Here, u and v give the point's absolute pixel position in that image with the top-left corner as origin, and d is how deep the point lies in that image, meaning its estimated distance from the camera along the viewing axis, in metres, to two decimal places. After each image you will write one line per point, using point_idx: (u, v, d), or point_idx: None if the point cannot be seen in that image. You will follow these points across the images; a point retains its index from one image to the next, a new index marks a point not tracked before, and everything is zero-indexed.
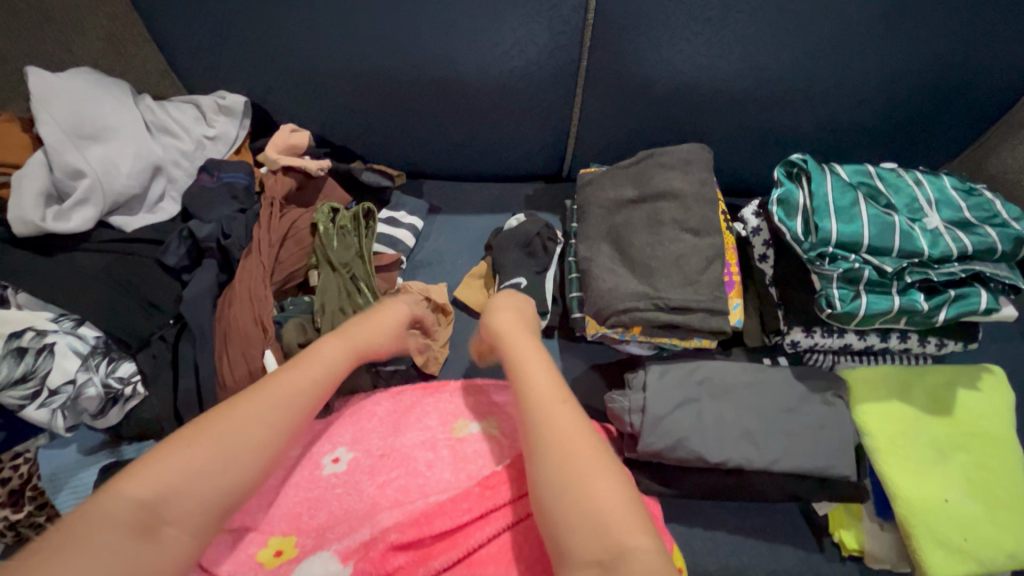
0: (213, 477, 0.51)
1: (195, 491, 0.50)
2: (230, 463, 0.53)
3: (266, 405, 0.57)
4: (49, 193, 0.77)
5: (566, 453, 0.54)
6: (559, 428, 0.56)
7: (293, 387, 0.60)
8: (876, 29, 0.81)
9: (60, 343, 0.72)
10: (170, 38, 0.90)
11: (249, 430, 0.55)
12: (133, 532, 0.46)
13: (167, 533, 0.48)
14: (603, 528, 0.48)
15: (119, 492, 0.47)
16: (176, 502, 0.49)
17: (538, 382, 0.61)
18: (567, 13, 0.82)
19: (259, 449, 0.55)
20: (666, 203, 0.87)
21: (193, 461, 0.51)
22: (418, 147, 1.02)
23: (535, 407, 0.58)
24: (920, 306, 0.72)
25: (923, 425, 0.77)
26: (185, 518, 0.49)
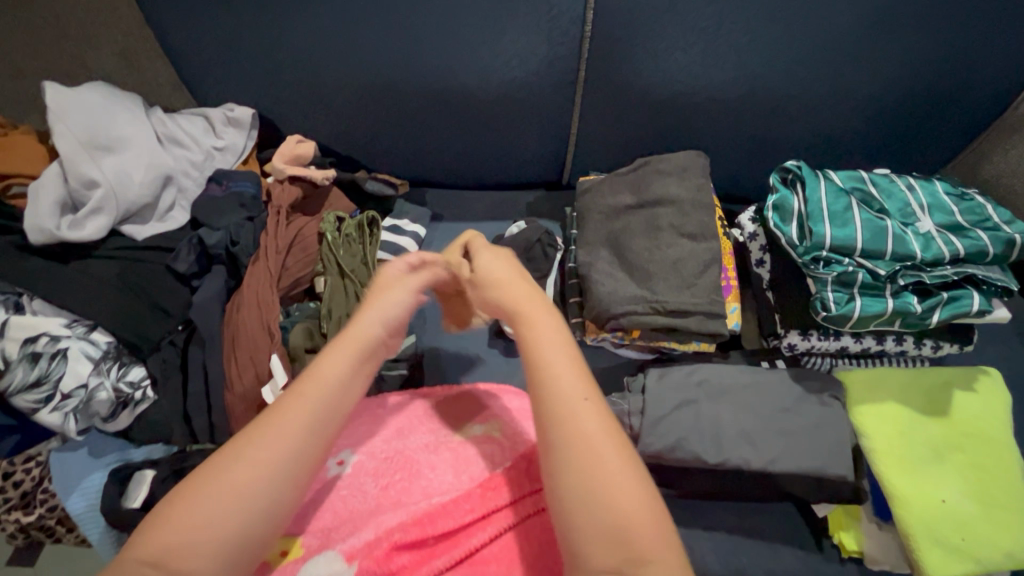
0: (227, 523, 0.50)
1: (210, 541, 0.49)
2: (243, 508, 0.51)
3: (273, 443, 0.53)
4: (63, 202, 0.79)
5: (592, 467, 0.50)
6: (581, 437, 0.52)
7: (298, 417, 0.55)
8: (865, 38, 0.83)
9: (73, 347, 0.73)
10: (182, 53, 0.93)
11: (253, 474, 0.52)
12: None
13: None
14: (621, 542, 0.48)
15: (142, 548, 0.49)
16: (185, 557, 0.48)
17: (562, 371, 0.56)
18: (566, 25, 0.85)
19: (266, 493, 0.52)
20: (664, 209, 0.88)
21: (203, 516, 0.50)
22: (421, 156, 1.04)
23: (555, 404, 0.54)
24: (913, 308, 0.73)
25: (920, 426, 0.78)
26: (208, 570, 0.49)
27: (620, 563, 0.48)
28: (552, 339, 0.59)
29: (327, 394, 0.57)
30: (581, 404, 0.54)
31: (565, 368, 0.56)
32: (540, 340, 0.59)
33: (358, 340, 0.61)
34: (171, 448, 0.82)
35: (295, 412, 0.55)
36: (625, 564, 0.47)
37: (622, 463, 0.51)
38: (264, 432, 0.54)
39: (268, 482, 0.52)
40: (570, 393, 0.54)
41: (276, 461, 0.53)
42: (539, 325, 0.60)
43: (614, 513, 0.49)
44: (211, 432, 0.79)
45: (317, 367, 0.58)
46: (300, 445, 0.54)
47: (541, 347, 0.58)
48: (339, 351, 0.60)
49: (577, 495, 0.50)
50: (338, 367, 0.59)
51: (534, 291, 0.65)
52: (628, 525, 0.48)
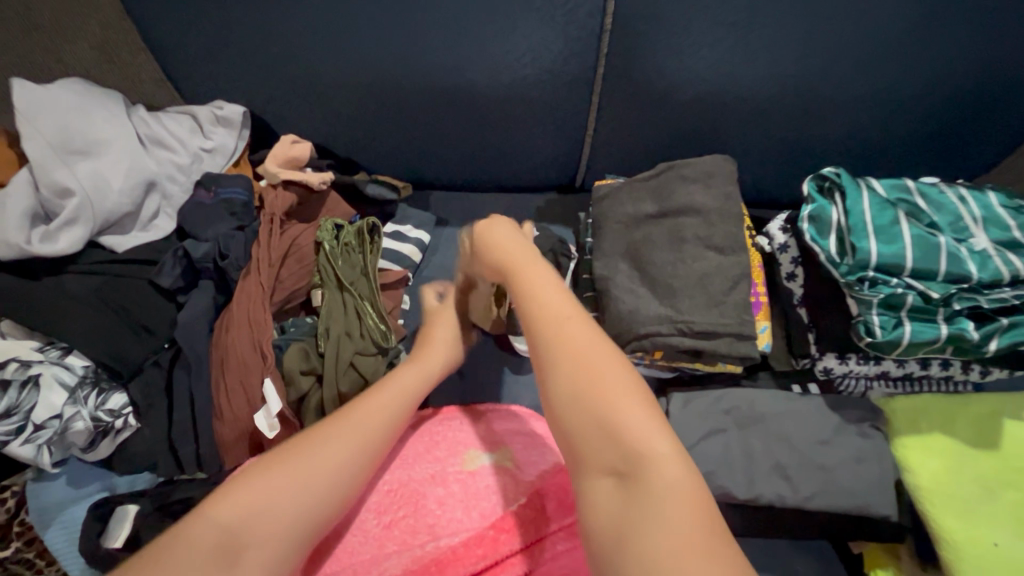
0: (293, 504, 0.52)
1: (275, 517, 0.51)
2: (312, 489, 0.54)
3: (353, 436, 0.58)
4: (34, 212, 0.72)
5: (581, 376, 0.52)
6: (571, 346, 0.54)
7: (369, 414, 0.61)
8: (912, 34, 0.76)
9: (45, 374, 0.67)
10: (165, 46, 0.85)
11: (326, 448, 0.56)
12: (217, 556, 0.48)
13: (247, 553, 0.49)
14: (618, 442, 0.49)
15: (203, 523, 0.49)
16: (256, 523, 0.50)
17: (552, 297, 0.59)
18: (583, 18, 0.77)
19: (337, 475, 0.56)
20: (688, 219, 0.82)
21: (270, 484, 0.52)
22: (425, 157, 0.97)
23: (552, 327, 0.56)
24: (969, 335, 0.67)
25: (969, 459, 0.71)
26: (267, 539, 0.50)
27: (625, 465, 0.48)
28: (540, 276, 0.63)
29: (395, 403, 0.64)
30: (571, 320, 0.56)
31: (555, 296, 0.59)
32: (535, 282, 0.61)
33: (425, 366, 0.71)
34: (156, 478, 0.76)
35: (366, 412, 0.61)
36: (626, 465, 0.48)
37: (619, 374, 0.52)
38: (338, 427, 0.59)
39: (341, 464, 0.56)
40: (563, 312, 0.57)
41: (347, 450, 0.57)
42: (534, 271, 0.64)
43: (613, 417, 0.50)
44: (199, 462, 0.73)
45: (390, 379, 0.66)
46: (369, 433, 0.60)
47: (535, 289, 0.61)
48: (409, 374, 0.68)
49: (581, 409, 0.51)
50: (407, 380, 0.67)
51: (527, 248, 0.68)
52: (634, 431, 0.49)
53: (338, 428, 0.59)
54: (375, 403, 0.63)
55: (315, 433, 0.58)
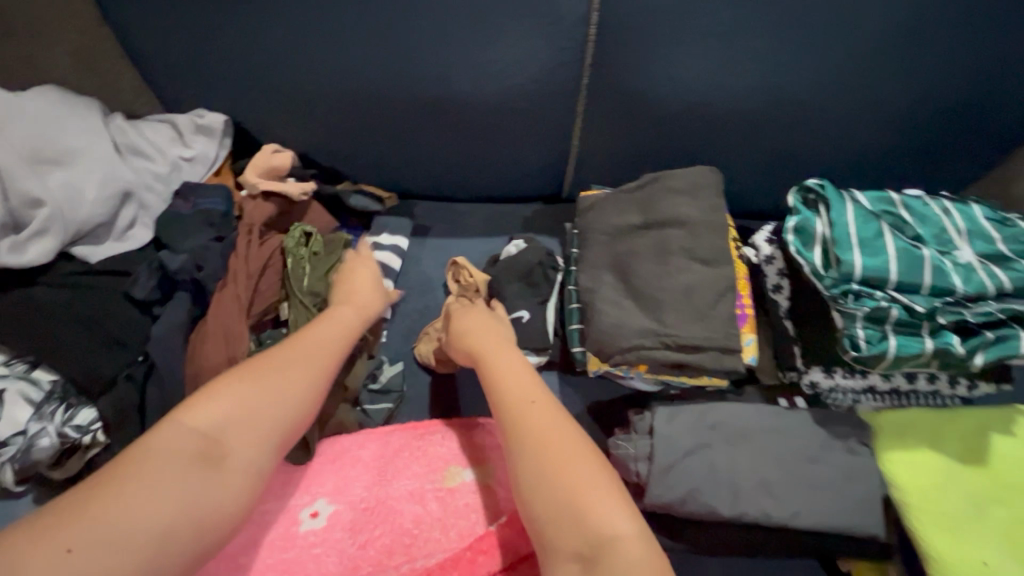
0: (258, 417, 0.58)
1: (241, 426, 0.56)
2: (277, 402, 0.59)
3: (312, 363, 0.65)
4: (2, 224, 0.71)
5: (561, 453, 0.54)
6: (542, 433, 0.56)
7: (323, 342, 0.68)
8: (897, 47, 0.76)
9: (10, 389, 0.67)
10: (145, 54, 0.84)
11: (289, 372, 0.62)
12: (191, 457, 0.53)
13: (225, 462, 0.54)
14: (581, 526, 0.50)
15: (175, 429, 0.54)
16: (230, 438, 0.55)
17: (518, 377, 0.63)
18: (568, 28, 0.77)
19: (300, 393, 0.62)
20: (674, 230, 0.81)
21: (239, 401, 0.57)
22: (410, 167, 0.96)
23: (519, 403, 0.59)
24: (955, 349, 0.66)
25: (956, 475, 0.70)
26: (241, 451, 0.55)
27: (584, 546, 0.49)
28: (506, 359, 0.67)
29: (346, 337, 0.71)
30: (542, 403, 0.59)
31: (522, 378, 0.63)
32: (498, 363, 0.66)
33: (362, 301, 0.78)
34: None
35: (323, 346, 0.68)
36: (587, 547, 0.49)
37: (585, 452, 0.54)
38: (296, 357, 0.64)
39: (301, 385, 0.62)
40: (528, 392, 0.61)
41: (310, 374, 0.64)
42: (500, 354, 0.68)
43: (575, 495, 0.51)
44: None
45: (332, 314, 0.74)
46: (325, 358, 0.67)
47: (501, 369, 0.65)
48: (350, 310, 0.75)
49: (543, 487, 0.52)
50: (346, 316, 0.74)
51: (500, 332, 0.73)
52: (593, 507, 0.50)
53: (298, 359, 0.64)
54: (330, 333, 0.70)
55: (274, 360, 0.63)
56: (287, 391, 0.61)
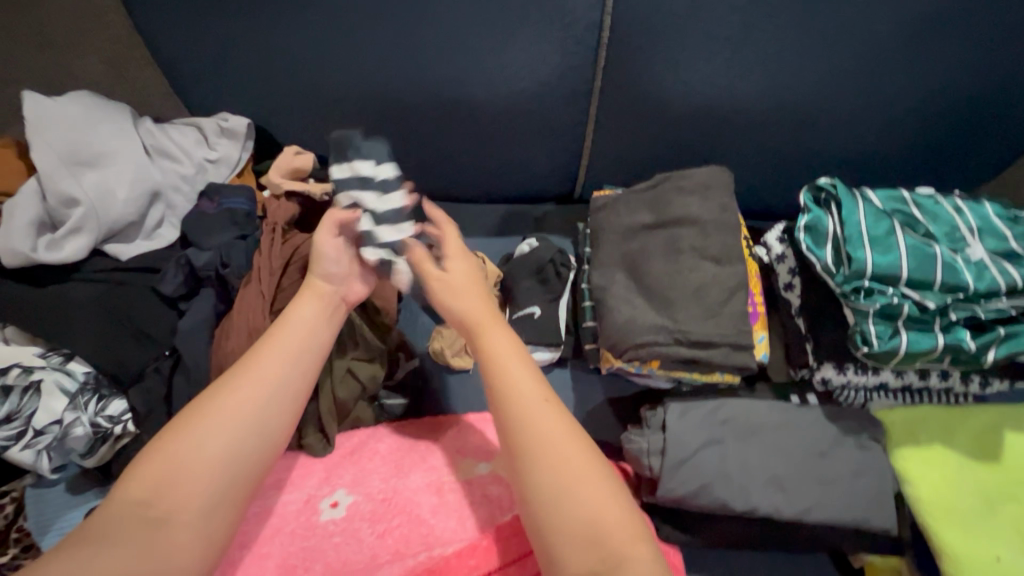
0: (205, 461, 0.55)
1: (185, 478, 0.54)
2: (219, 441, 0.56)
3: (254, 383, 0.60)
4: (40, 221, 0.74)
5: (554, 479, 0.53)
6: (552, 454, 0.54)
7: (272, 359, 0.62)
8: (906, 48, 0.77)
9: (46, 380, 0.69)
10: (171, 61, 0.87)
11: (231, 406, 0.58)
12: (140, 527, 0.51)
13: (170, 522, 0.52)
14: (595, 551, 0.50)
15: (116, 503, 0.52)
16: (169, 495, 0.53)
17: (520, 379, 0.59)
18: (580, 32, 0.78)
19: (243, 427, 0.58)
20: (684, 229, 0.82)
21: (177, 454, 0.55)
22: (424, 169, 0.98)
23: (520, 419, 0.56)
24: (966, 346, 0.67)
25: (969, 472, 0.71)
26: (188, 503, 0.53)
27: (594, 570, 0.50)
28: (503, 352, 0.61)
29: (303, 340, 0.65)
30: (553, 420, 0.56)
31: (527, 381, 0.59)
32: (497, 353, 0.61)
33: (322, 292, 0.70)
34: None
35: (266, 364, 0.62)
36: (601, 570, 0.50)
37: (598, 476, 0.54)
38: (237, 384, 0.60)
39: (247, 416, 0.58)
40: (533, 398, 0.57)
41: (255, 399, 0.59)
42: (494, 348, 0.61)
43: (589, 520, 0.52)
44: None
45: (291, 314, 0.66)
46: (273, 381, 0.61)
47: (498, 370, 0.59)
48: (308, 305, 0.68)
49: (554, 512, 0.52)
50: (307, 315, 0.67)
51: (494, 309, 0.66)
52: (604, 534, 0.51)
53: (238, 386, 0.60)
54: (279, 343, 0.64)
55: (215, 396, 0.59)
56: (226, 431, 0.57)
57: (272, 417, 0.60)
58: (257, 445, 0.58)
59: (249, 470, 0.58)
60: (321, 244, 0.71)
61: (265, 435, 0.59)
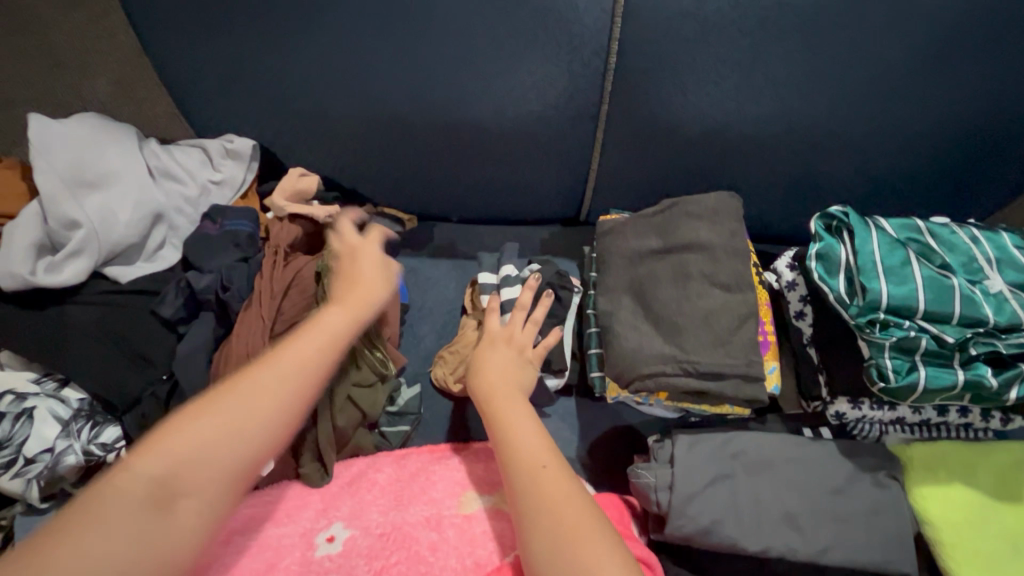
0: (229, 447, 0.51)
1: (203, 463, 0.49)
2: (233, 438, 0.51)
3: (293, 369, 0.57)
4: (41, 244, 0.73)
5: (555, 531, 0.53)
6: (553, 498, 0.55)
7: (318, 351, 0.59)
8: (918, 74, 0.76)
9: (40, 407, 0.68)
10: (178, 82, 0.87)
11: (267, 393, 0.54)
12: (146, 510, 0.46)
13: (180, 508, 0.47)
14: None
15: (126, 478, 0.46)
16: (188, 478, 0.48)
17: (523, 426, 0.62)
18: (588, 56, 0.78)
19: (274, 418, 0.54)
20: (693, 255, 0.80)
21: (199, 433, 0.50)
22: (428, 191, 0.97)
23: (525, 466, 0.58)
24: (988, 383, 0.64)
25: (995, 513, 0.68)
26: (199, 491, 0.48)
27: None
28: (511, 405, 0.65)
29: (342, 334, 0.63)
30: (551, 462, 0.58)
31: (530, 432, 0.62)
32: (509, 410, 0.64)
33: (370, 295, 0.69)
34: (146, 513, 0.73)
35: (308, 348, 0.59)
36: None
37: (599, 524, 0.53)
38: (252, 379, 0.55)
39: (279, 405, 0.54)
40: (533, 444, 0.60)
41: (291, 386, 0.56)
42: (508, 407, 0.64)
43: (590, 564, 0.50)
44: None
45: (333, 309, 0.65)
46: (311, 369, 0.58)
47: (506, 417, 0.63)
48: (352, 302, 0.67)
49: (557, 550, 0.51)
50: (347, 310, 0.65)
51: (511, 368, 0.71)
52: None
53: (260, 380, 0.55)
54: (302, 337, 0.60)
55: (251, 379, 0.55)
56: (259, 417, 0.53)
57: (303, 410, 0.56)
58: (270, 437, 0.53)
59: (252, 467, 0.52)
60: (361, 258, 0.74)
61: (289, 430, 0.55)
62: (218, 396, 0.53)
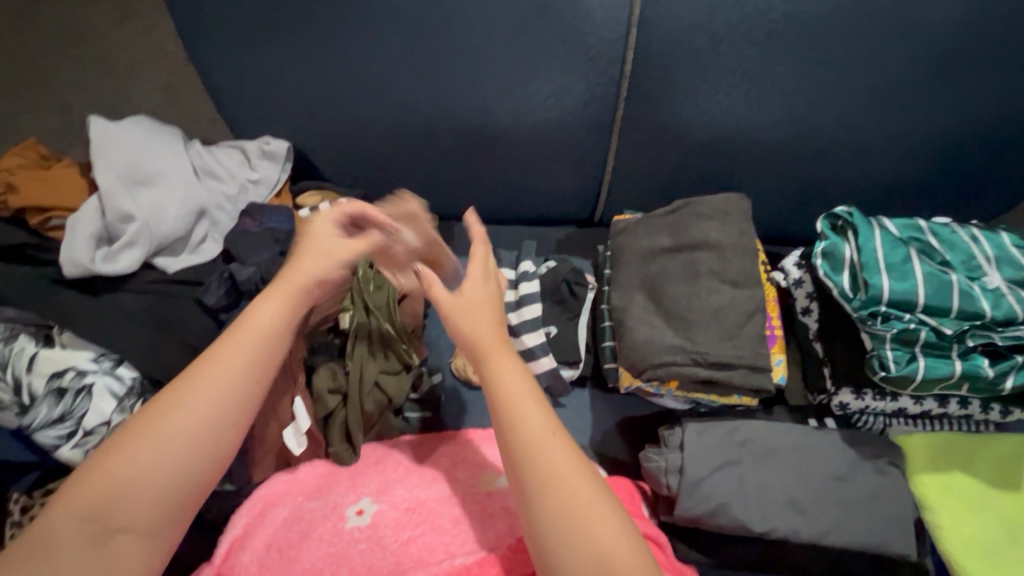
0: (141, 482, 0.55)
1: (138, 492, 0.55)
2: (162, 461, 0.56)
3: (195, 398, 0.59)
4: (99, 235, 0.80)
5: (563, 523, 0.53)
6: (559, 489, 0.54)
7: (218, 376, 0.60)
8: (920, 81, 0.80)
9: (98, 383, 0.74)
10: (221, 90, 0.94)
11: (159, 430, 0.57)
12: (90, 540, 0.53)
13: (121, 537, 0.54)
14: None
15: (63, 512, 0.53)
16: (119, 512, 0.54)
17: (526, 408, 0.58)
18: (604, 66, 0.83)
19: (173, 451, 0.57)
20: (703, 253, 0.84)
21: (107, 478, 0.55)
22: (450, 192, 1.02)
23: (530, 453, 0.56)
24: (984, 373, 0.68)
25: (990, 499, 0.72)
26: (145, 515, 0.55)
27: None
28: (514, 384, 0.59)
29: (250, 346, 0.62)
30: (553, 440, 0.57)
31: (535, 419, 0.58)
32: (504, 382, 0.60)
33: (295, 285, 0.67)
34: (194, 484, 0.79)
35: (207, 374, 0.60)
36: None
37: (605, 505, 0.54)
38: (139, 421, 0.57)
39: (190, 434, 0.58)
40: (538, 428, 0.57)
41: (203, 416, 0.59)
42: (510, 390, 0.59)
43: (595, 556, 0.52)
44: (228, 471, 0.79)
45: (250, 318, 0.64)
46: (209, 397, 0.59)
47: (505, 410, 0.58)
48: (273, 301, 0.65)
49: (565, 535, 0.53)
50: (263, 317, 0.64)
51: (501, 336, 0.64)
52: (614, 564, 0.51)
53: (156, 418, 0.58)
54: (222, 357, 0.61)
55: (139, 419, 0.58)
56: (172, 450, 0.57)
57: (227, 435, 0.60)
58: (202, 462, 0.58)
59: (204, 480, 0.59)
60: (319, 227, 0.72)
61: (219, 452, 0.59)
62: (140, 436, 0.57)
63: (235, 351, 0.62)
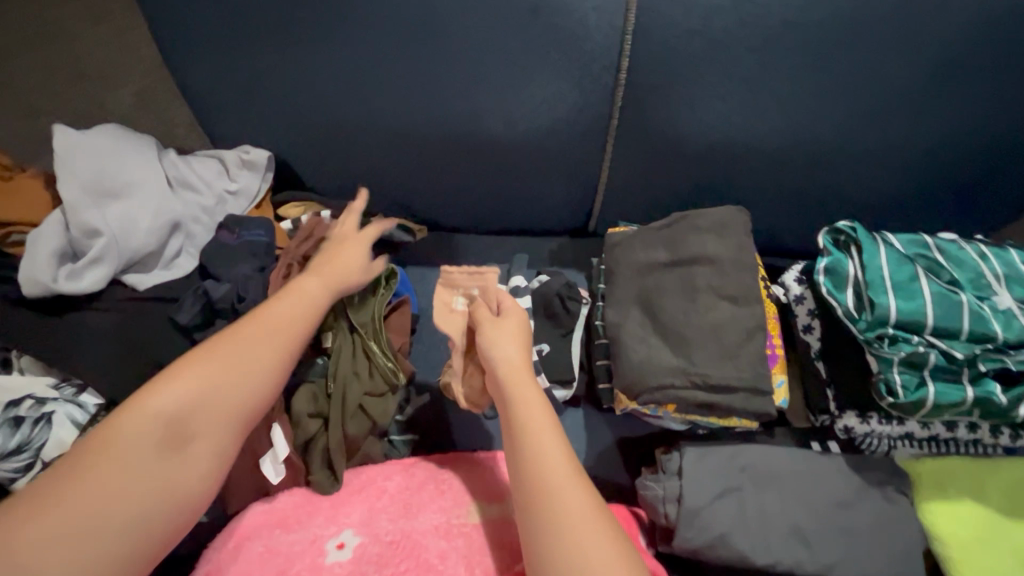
0: (205, 409, 0.56)
1: (201, 416, 0.55)
2: (233, 391, 0.57)
3: (255, 345, 0.60)
4: (62, 252, 0.75)
5: (568, 531, 0.51)
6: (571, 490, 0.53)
7: (277, 330, 0.62)
8: (926, 91, 0.77)
9: (58, 412, 0.71)
10: (198, 96, 0.90)
11: (225, 363, 0.58)
12: (157, 451, 0.53)
13: (184, 455, 0.54)
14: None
15: (133, 419, 0.53)
16: (183, 428, 0.54)
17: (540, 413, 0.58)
18: (598, 72, 0.80)
19: (239, 384, 0.58)
20: (701, 268, 0.81)
21: (162, 406, 0.54)
22: (439, 202, 0.99)
23: (545, 463, 0.55)
24: (997, 399, 0.65)
25: (1004, 529, 0.68)
26: (202, 441, 0.55)
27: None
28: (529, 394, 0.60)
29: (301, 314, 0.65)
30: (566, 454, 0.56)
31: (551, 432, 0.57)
32: (522, 394, 0.60)
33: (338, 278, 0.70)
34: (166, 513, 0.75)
35: (264, 328, 0.62)
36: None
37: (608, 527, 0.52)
38: (210, 352, 0.58)
39: (251, 373, 0.59)
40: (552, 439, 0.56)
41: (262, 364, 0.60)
42: (526, 399, 0.59)
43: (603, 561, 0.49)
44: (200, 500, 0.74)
45: (299, 294, 0.66)
46: (269, 344, 0.61)
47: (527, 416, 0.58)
48: (319, 283, 0.69)
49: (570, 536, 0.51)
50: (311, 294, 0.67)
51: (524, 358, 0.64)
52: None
53: (229, 350, 0.59)
54: (284, 318, 0.63)
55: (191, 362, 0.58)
56: (239, 376, 0.58)
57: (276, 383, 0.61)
58: (258, 397, 0.59)
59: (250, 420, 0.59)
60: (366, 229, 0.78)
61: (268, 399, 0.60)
62: (206, 364, 0.57)
63: (292, 309, 0.65)
